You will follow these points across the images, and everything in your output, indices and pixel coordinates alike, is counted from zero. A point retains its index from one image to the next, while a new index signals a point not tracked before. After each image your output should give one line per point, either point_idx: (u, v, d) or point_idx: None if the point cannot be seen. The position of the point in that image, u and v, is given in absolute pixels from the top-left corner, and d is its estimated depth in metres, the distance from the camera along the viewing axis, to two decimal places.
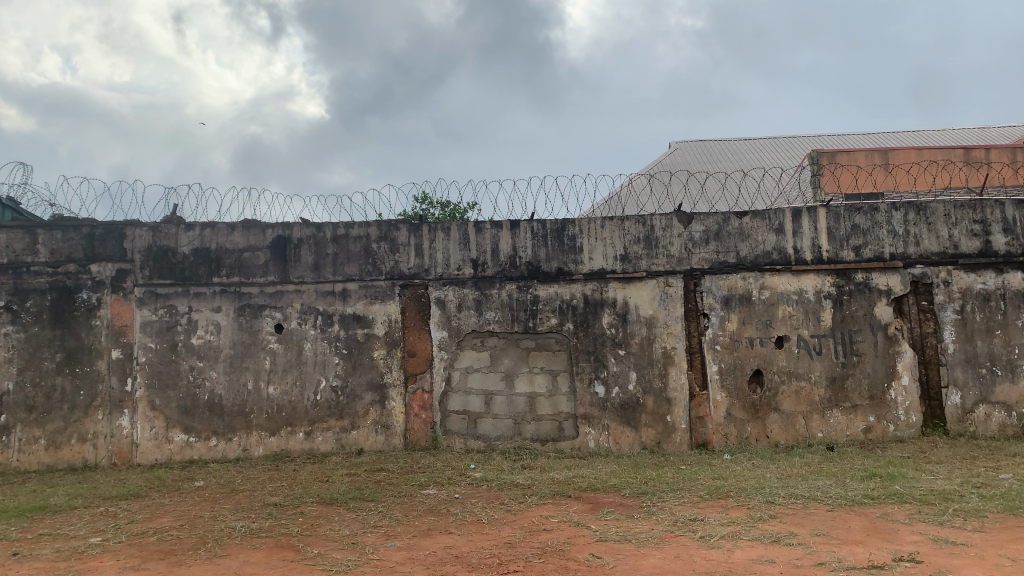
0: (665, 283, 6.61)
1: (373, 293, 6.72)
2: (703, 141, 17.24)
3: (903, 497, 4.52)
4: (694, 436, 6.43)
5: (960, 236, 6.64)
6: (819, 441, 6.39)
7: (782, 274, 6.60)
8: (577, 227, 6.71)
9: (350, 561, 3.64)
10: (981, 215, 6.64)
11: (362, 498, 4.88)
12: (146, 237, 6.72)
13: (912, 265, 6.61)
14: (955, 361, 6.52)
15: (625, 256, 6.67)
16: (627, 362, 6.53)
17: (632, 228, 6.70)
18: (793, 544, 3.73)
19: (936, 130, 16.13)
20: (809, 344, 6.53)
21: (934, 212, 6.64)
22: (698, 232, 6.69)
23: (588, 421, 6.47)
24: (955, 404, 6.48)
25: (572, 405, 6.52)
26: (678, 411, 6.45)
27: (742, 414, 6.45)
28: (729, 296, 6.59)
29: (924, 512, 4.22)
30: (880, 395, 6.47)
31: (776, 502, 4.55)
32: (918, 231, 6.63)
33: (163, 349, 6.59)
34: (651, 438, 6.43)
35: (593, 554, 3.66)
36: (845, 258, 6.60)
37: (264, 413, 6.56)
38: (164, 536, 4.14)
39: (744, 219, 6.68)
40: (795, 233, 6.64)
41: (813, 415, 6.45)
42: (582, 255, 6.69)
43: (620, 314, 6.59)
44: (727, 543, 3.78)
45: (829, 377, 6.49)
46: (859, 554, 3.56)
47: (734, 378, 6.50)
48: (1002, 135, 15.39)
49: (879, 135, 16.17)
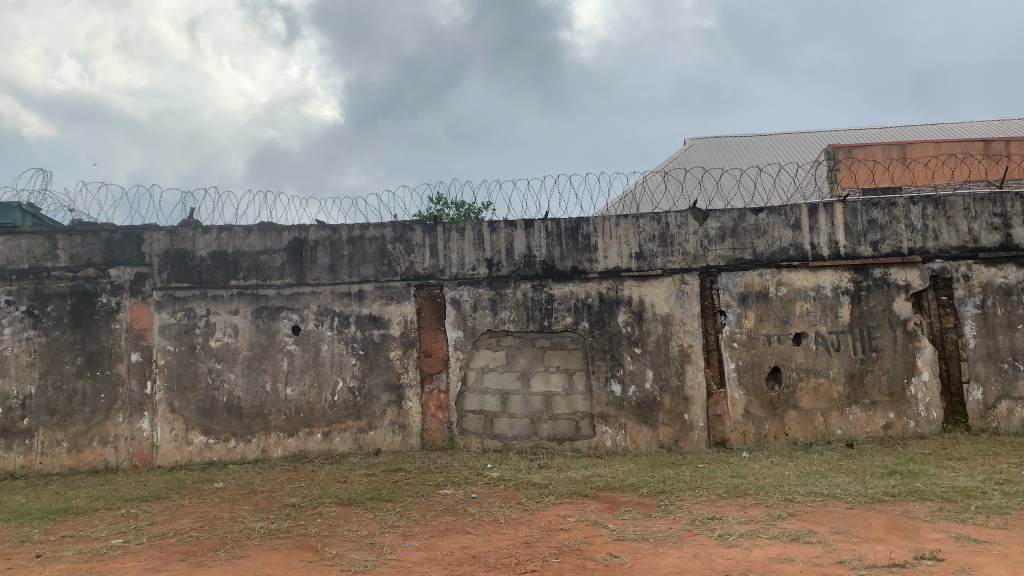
0: (681, 280, 6.58)
1: (389, 294, 6.75)
2: (719, 137, 17.12)
3: (925, 494, 4.48)
4: (712, 434, 6.40)
5: (980, 230, 6.56)
6: (838, 438, 6.34)
7: (799, 270, 6.55)
8: (592, 225, 6.69)
9: (369, 561, 3.65)
10: (1002, 208, 6.56)
11: (380, 498, 4.90)
12: (164, 241, 6.78)
13: (931, 260, 6.55)
14: (976, 356, 6.45)
15: (641, 254, 6.65)
16: (644, 360, 6.51)
17: (647, 225, 6.68)
18: (813, 542, 3.70)
19: (954, 123, 15.96)
20: (827, 340, 6.48)
21: (953, 206, 6.56)
22: (714, 229, 6.66)
23: (605, 420, 6.46)
24: (977, 400, 6.41)
25: (588, 404, 6.51)
26: (696, 409, 6.42)
27: (760, 411, 6.42)
28: (746, 293, 6.56)
29: (946, 509, 4.18)
30: (900, 391, 6.41)
31: (794, 499, 4.52)
32: (937, 225, 6.56)
33: (182, 352, 6.65)
34: (669, 436, 6.41)
35: (610, 553, 3.66)
36: (862, 254, 6.55)
37: (282, 415, 6.60)
38: (184, 537, 4.18)
39: (759, 216, 6.63)
40: (812, 229, 6.59)
41: (832, 412, 6.40)
42: (597, 253, 6.68)
43: (636, 312, 6.57)
44: (746, 541, 3.76)
45: (848, 373, 6.44)
46: (879, 552, 3.53)
47: (752, 375, 6.47)
48: (1022, 127, 15.21)
49: (896, 129, 16.02)
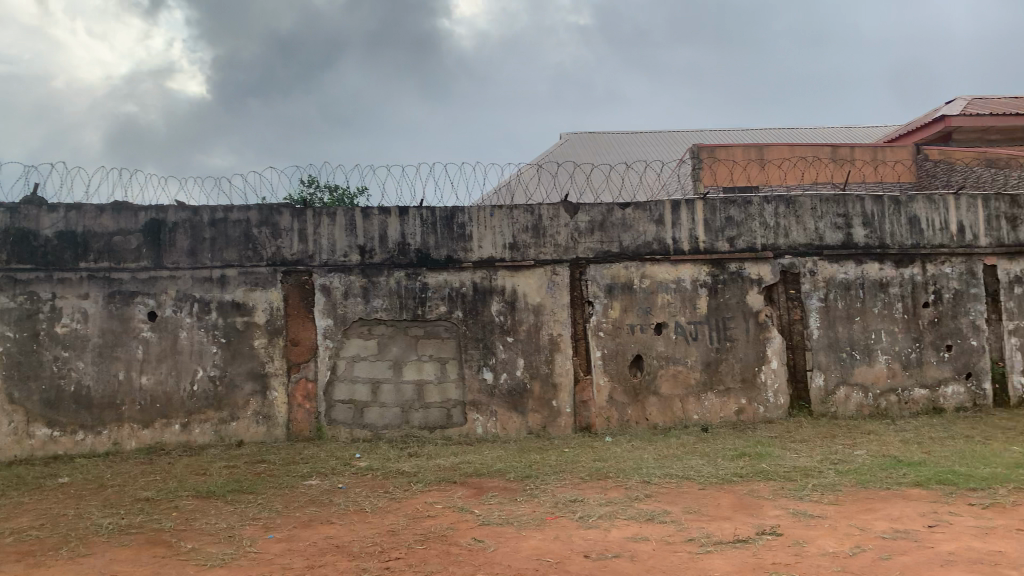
0: (552, 271, 6.72)
1: (254, 280, 6.53)
2: (593, 133, 17.55)
3: (769, 474, 4.80)
4: (579, 420, 6.60)
5: (824, 229, 7.06)
6: (695, 422, 6.70)
7: (662, 264, 6.85)
8: (466, 215, 6.72)
9: (227, 555, 3.55)
10: (843, 209, 7.09)
11: (242, 490, 4.75)
12: (3, 218, 6.26)
13: (781, 256, 6.99)
14: (819, 345, 6.95)
15: (514, 244, 6.74)
16: (515, 349, 6.62)
17: (520, 216, 6.77)
18: (666, 521, 3.89)
19: (808, 129, 17.06)
20: (687, 330, 6.81)
21: (801, 206, 7.04)
22: (584, 221, 6.84)
23: (476, 408, 6.52)
24: (818, 385, 6.91)
25: (460, 392, 6.55)
26: (563, 396, 6.60)
27: (624, 397, 6.66)
28: (612, 284, 6.78)
29: (786, 488, 4.50)
30: (751, 377, 6.82)
31: (651, 481, 4.74)
32: (787, 224, 7.02)
33: (22, 339, 6.19)
34: (537, 423, 6.55)
35: (474, 538, 3.72)
36: (720, 249, 6.91)
37: (136, 406, 6.27)
38: (22, 537, 3.90)
39: (626, 210, 6.86)
40: (675, 224, 6.89)
41: (690, 397, 6.74)
42: (471, 243, 6.72)
43: (508, 302, 6.66)
44: (604, 522, 3.91)
45: (705, 361, 6.80)
46: (725, 529, 3.77)
47: (616, 362, 6.70)
48: (867, 134, 16.46)
49: (756, 132, 16.96)
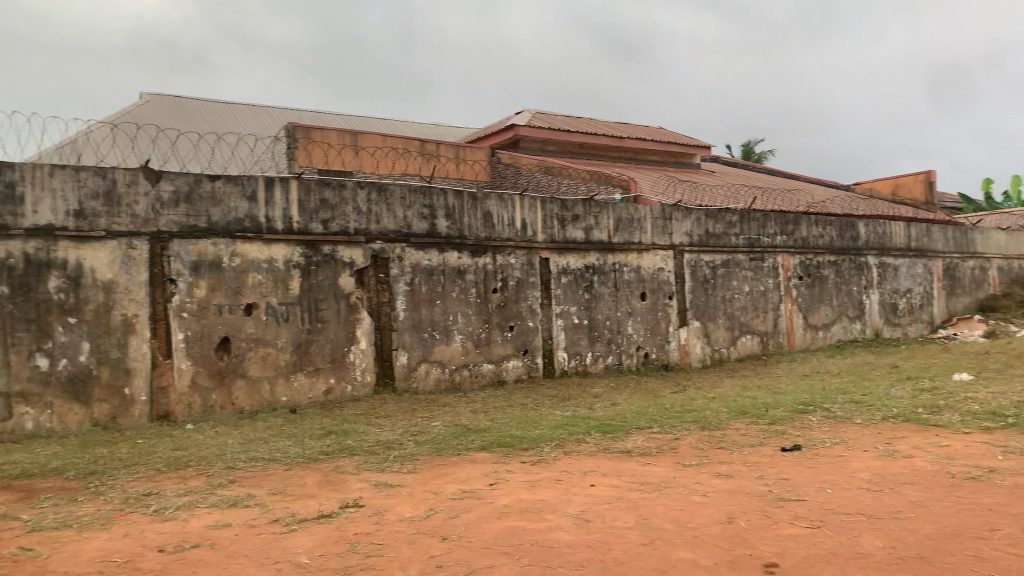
0: (127, 244, 6.07)
1: None
2: (178, 96, 16.22)
3: (353, 450, 4.98)
4: (155, 408, 6.10)
5: (412, 217, 7.50)
6: (283, 404, 6.64)
7: (254, 242, 6.63)
8: (18, 173, 5.69)
9: None
10: (429, 200, 7.60)
11: None
12: None
13: (372, 241, 7.26)
14: (404, 326, 7.36)
15: (80, 212, 5.92)
16: (79, 331, 5.86)
17: (89, 180, 5.97)
18: (250, 505, 3.81)
19: (399, 121, 17.95)
20: (277, 311, 6.72)
21: (392, 194, 7.38)
22: (167, 192, 6.29)
23: (25, 399, 5.62)
24: (402, 363, 7.32)
25: (4, 382, 5.57)
26: (137, 382, 6.03)
27: (208, 381, 6.32)
28: (199, 261, 6.36)
29: (369, 461, 4.72)
30: (339, 357, 7.00)
31: (236, 467, 4.58)
32: (379, 210, 7.31)
33: None
34: (105, 413, 5.89)
35: (21, 547, 3.21)
36: (314, 230, 6.93)
37: None
38: None
39: (217, 183, 6.47)
40: (269, 202, 6.69)
41: (278, 379, 6.66)
42: (23, 206, 5.72)
43: (72, 278, 5.86)
44: (182, 513, 3.68)
45: (295, 342, 6.79)
46: (310, 506, 3.82)
47: (201, 345, 6.32)
48: (450, 133, 17.89)
49: (351, 118, 17.32)
